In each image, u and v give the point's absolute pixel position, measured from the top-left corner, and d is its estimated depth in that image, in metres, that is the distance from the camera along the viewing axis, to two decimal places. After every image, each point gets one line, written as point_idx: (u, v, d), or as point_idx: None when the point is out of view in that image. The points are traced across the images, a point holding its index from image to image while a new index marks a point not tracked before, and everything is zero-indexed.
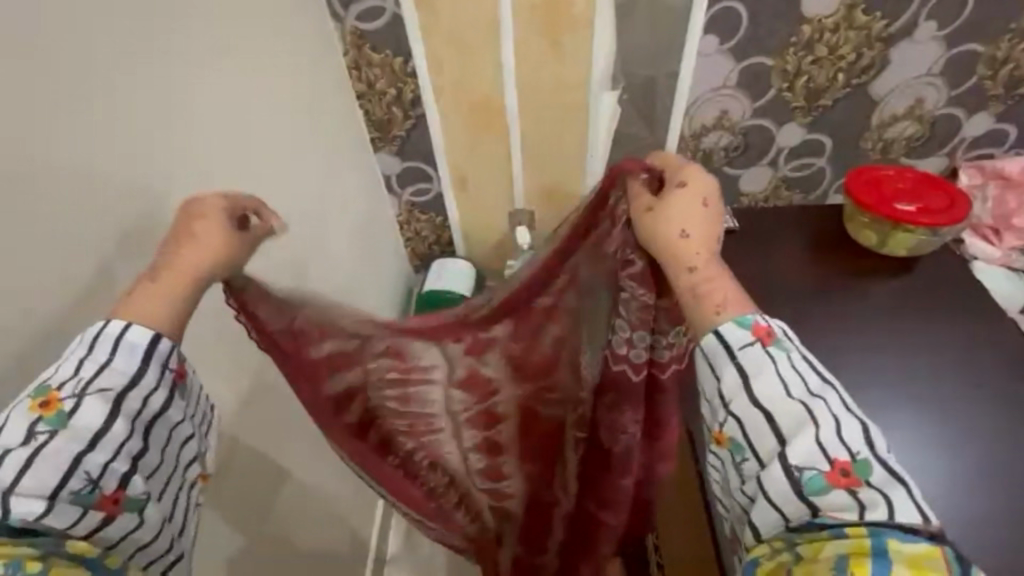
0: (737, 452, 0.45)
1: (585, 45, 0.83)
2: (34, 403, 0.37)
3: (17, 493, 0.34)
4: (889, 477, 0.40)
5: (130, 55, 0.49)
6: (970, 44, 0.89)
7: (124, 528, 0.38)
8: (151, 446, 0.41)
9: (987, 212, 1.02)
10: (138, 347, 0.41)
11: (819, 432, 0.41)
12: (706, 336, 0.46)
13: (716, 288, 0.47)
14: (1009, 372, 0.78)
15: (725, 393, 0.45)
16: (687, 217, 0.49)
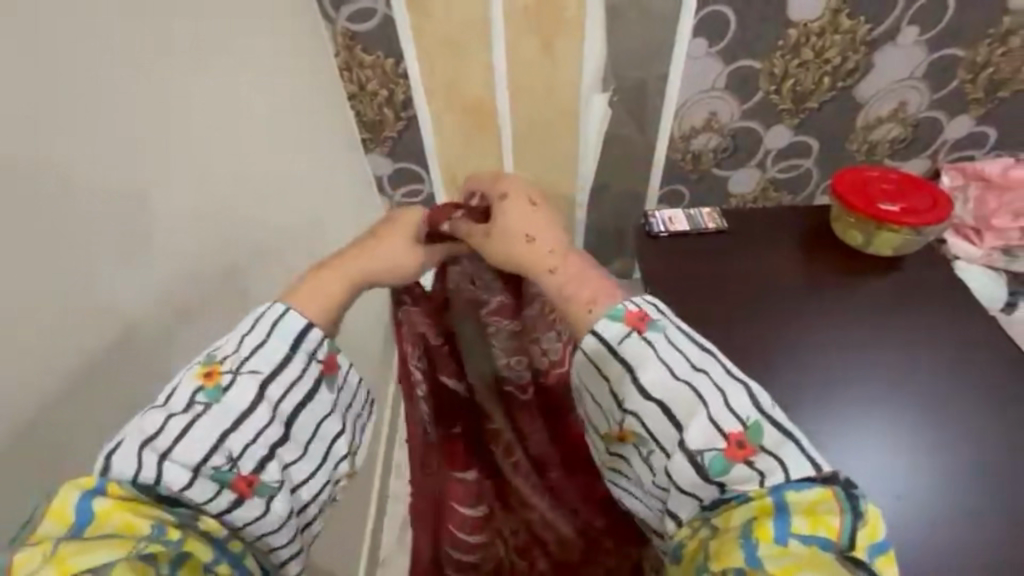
0: (643, 446, 0.49)
1: (575, 49, 0.86)
2: (201, 372, 0.46)
3: (172, 459, 0.42)
4: (781, 436, 0.45)
5: (129, 58, 0.47)
6: (951, 49, 0.91)
7: (251, 514, 0.45)
8: (289, 437, 0.48)
9: (968, 213, 1.05)
10: (290, 335, 0.48)
11: (708, 410, 0.46)
12: (587, 337, 0.50)
13: (580, 284, 0.53)
14: (990, 369, 0.80)
15: (620, 394, 0.49)
16: (530, 225, 0.56)
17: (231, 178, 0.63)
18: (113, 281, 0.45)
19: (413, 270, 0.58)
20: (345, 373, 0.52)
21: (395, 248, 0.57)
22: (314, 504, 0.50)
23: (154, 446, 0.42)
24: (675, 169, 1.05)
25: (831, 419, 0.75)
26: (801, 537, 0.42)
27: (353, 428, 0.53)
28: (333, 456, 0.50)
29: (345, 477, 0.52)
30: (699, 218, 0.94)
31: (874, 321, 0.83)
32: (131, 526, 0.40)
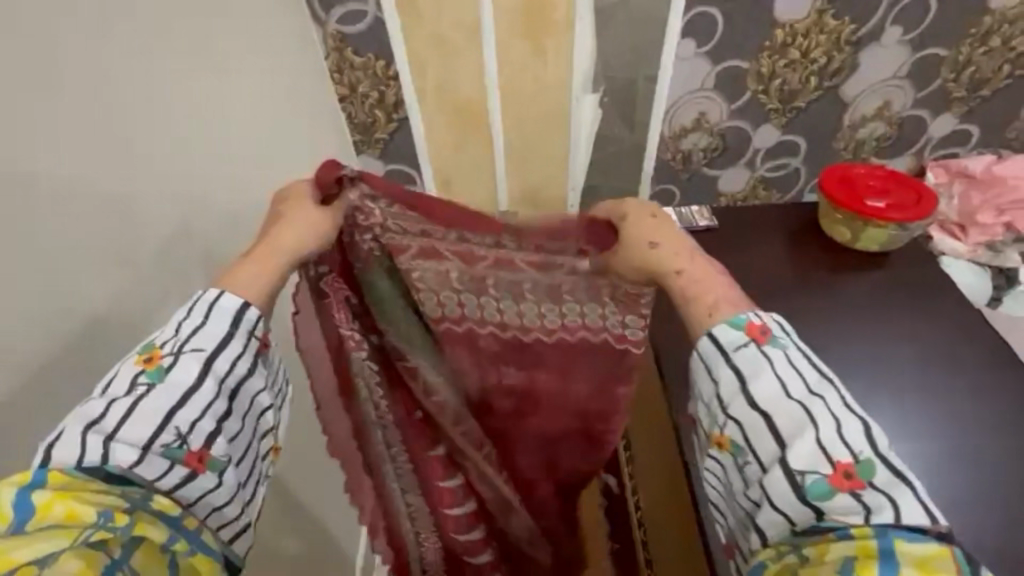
0: (738, 455, 0.54)
1: (566, 49, 0.86)
2: (142, 359, 0.53)
3: (119, 440, 0.49)
4: (890, 477, 0.49)
5: (95, 58, 0.49)
6: (934, 48, 0.93)
7: (203, 486, 0.52)
8: (233, 410, 0.55)
9: (953, 209, 1.06)
10: (227, 316, 0.55)
11: (819, 434, 0.50)
12: (702, 339, 0.57)
13: (710, 293, 0.60)
14: (975, 362, 0.81)
15: (726, 399, 0.55)
16: (659, 236, 0.65)
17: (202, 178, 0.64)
18: (80, 282, 0.51)
19: (326, 227, 0.63)
20: (273, 352, 0.60)
21: (308, 217, 0.62)
22: (252, 480, 0.58)
23: (100, 430, 0.49)
24: (666, 168, 1.06)
25: None
26: None
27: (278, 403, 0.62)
28: (262, 428, 0.59)
29: (271, 450, 0.61)
30: (689, 216, 0.94)
31: (859, 316, 0.84)
32: (73, 515, 0.45)
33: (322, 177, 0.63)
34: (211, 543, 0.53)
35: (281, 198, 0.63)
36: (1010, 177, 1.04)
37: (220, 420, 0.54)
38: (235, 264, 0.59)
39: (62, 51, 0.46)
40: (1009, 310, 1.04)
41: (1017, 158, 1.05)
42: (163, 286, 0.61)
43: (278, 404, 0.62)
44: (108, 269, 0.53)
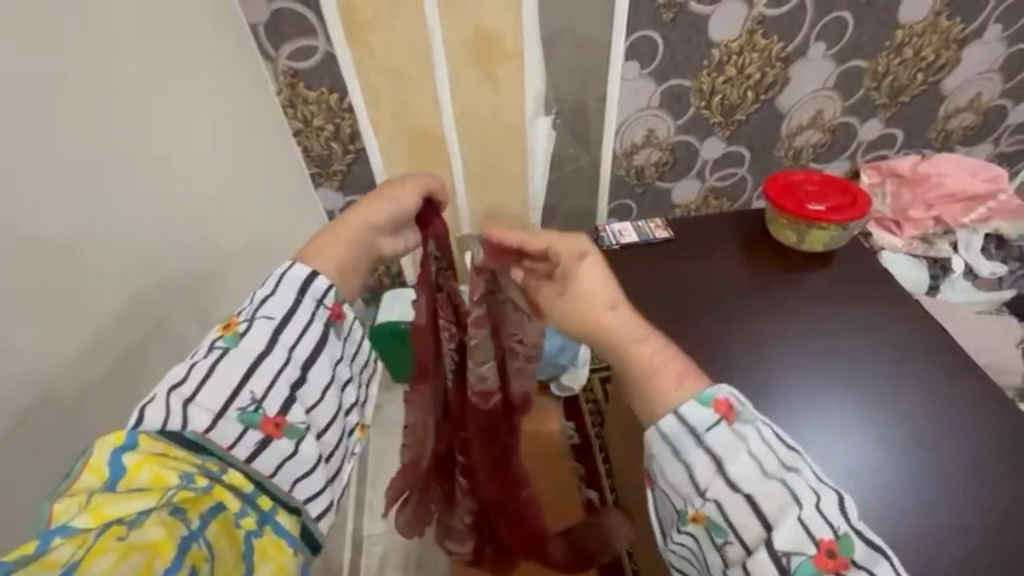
0: (717, 534, 0.44)
1: (517, 75, 0.88)
2: (221, 326, 0.48)
3: (196, 403, 0.43)
4: (871, 549, 0.41)
5: (52, 100, 0.46)
6: (854, 61, 1.00)
7: (282, 454, 0.45)
8: (307, 380, 0.49)
9: (886, 207, 1.14)
10: (298, 281, 0.50)
11: (801, 511, 0.41)
12: (666, 417, 0.47)
13: (668, 371, 0.50)
14: (931, 343, 0.83)
15: (698, 479, 0.45)
16: (608, 297, 0.53)
17: (163, 215, 0.61)
18: (41, 350, 0.44)
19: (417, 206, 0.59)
20: (349, 324, 0.54)
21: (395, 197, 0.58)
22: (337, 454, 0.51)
23: (180, 393, 0.43)
24: (621, 183, 1.12)
25: (801, 408, 0.76)
26: None
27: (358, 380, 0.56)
28: (345, 402, 0.53)
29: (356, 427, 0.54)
30: (648, 232, 0.99)
31: (818, 309, 0.87)
32: (160, 478, 0.37)
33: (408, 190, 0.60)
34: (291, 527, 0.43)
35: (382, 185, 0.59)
36: (934, 175, 1.11)
37: (296, 389, 0.48)
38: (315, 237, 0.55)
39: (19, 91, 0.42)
40: (946, 297, 1.11)
41: (939, 156, 1.14)
42: (131, 335, 0.56)
43: (354, 378, 0.55)
44: (63, 336, 0.47)
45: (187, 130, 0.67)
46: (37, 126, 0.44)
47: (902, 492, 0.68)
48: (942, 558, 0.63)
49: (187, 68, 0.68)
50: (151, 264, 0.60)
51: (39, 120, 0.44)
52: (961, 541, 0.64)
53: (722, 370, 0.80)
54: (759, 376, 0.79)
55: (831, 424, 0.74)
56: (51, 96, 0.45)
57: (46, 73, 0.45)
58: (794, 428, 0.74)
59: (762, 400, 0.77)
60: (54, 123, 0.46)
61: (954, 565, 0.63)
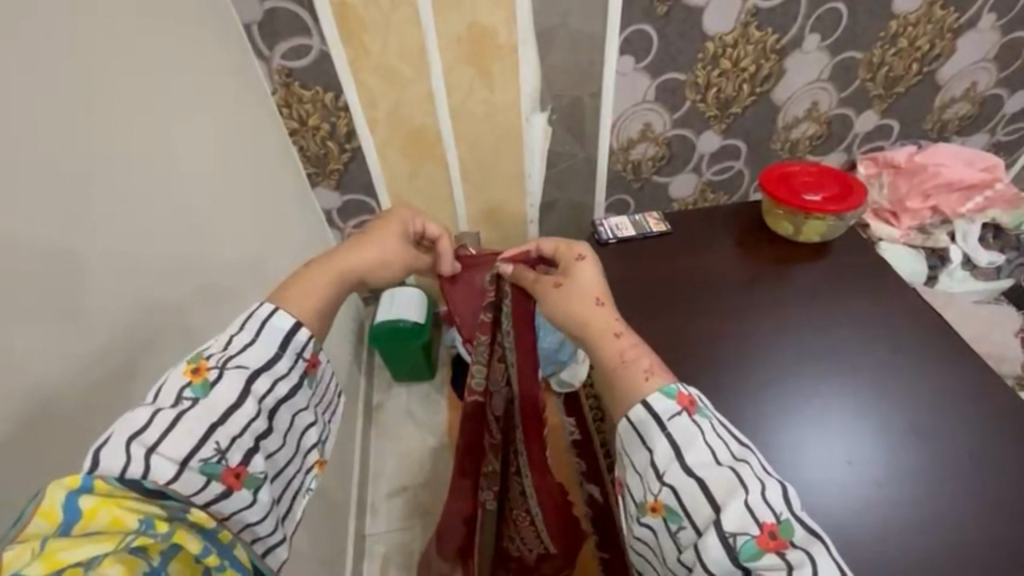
0: (673, 520, 0.45)
1: (512, 70, 0.90)
2: (189, 370, 0.47)
3: (159, 453, 0.42)
4: (811, 534, 0.41)
5: (44, 104, 0.45)
6: (850, 52, 0.99)
7: (239, 503, 0.45)
8: (273, 428, 0.50)
9: (884, 198, 1.14)
10: (279, 331, 0.51)
11: (748, 496, 0.42)
12: (635, 407, 0.48)
13: (641, 354, 0.52)
14: (930, 333, 0.83)
15: (658, 464, 0.46)
16: (598, 292, 0.58)
17: (159, 217, 0.60)
18: (42, 361, 0.44)
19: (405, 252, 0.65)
20: (323, 370, 0.56)
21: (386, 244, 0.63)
22: (290, 495, 0.51)
23: (142, 441, 0.42)
24: (618, 180, 1.11)
25: (799, 400, 0.76)
26: None
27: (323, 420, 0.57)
28: (305, 443, 0.53)
29: (316, 464, 0.55)
30: (643, 223, 1.00)
31: (816, 300, 0.87)
32: (118, 521, 0.37)
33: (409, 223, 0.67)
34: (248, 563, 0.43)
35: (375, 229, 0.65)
36: (931, 164, 1.11)
37: (261, 439, 0.48)
38: (290, 279, 0.56)
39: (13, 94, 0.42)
40: (945, 287, 1.11)
41: (935, 146, 1.14)
42: (134, 339, 0.55)
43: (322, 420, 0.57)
44: (65, 347, 0.46)
45: (181, 131, 0.66)
46: (30, 131, 0.44)
47: (900, 483, 0.68)
48: (941, 546, 0.63)
49: (180, 70, 0.67)
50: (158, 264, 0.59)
51: (30, 125, 0.44)
52: (960, 535, 0.64)
53: (720, 362, 0.80)
54: (760, 368, 0.79)
55: (829, 416, 0.74)
56: (41, 100, 0.45)
57: (38, 72, 0.45)
58: (794, 419, 0.74)
59: (763, 390, 0.77)
60: (48, 123, 0.46)
61: (954, 553, 0.63)
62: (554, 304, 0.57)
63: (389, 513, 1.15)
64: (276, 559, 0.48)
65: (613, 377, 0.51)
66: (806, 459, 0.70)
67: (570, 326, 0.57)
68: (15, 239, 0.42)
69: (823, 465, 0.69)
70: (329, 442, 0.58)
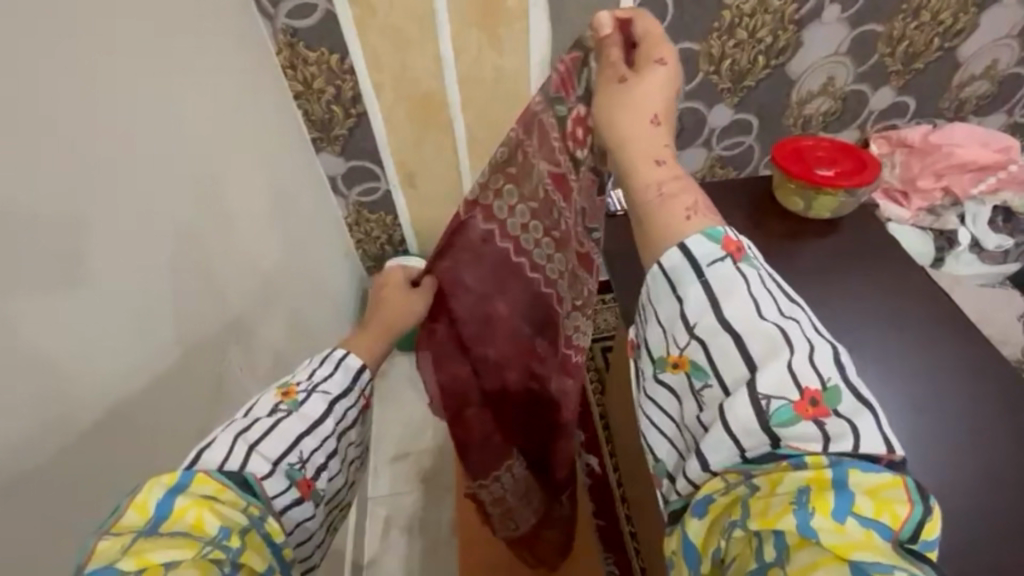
0: (699, 378, 0.41)
1: (522, 36, 0.87)
2: (279, 391, 0.49)
3: (258, 452, 0.44)
4: (860, 404, 0.37)
5: (47, 59, 0.45)
6: (870, 25, 0.97)
7: (303, 514, 0.46)
8: (340, 452, 0.50)
9: (895, 177, 1.13)
10: (355, 369, 0.52)
11: (792, 357, 0.38)
12: (669, 251, 0.42)
13: (685, 190, 0.45)
14: (934, 312, 0.83)
15: (689, 316, 0.41)
16: (663, 108, 0.47)
17: (165, 177, 0.60)
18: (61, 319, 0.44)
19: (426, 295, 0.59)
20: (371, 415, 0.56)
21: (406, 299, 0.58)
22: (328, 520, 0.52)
23: (244, 440, 0.44)
24: None
25: None
26: (860, 518, 0.33)
27: (363, 457, 0.58)
28: (349, 477, 0.54)
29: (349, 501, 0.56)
30: None
31: (823, 278, 0.87)
32: (203, 524, 0.38)
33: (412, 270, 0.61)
34: None
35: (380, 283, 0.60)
36: (945, 144, 1.09)
37: (331, 459, 0.49)
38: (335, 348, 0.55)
39: (18, 51, 0.42)
40: (951, 269, 1.10)
41: (952, 126, 1.12)
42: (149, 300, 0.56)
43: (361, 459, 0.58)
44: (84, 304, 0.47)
45: (185, 90, 0.65)
46: (35, 89, 0.43)
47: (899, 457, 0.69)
48: None
49: (183, 28, 0.66)
50: (169, 225, 0.60)
51: (38, 81, 0.43)
52: (955, 509, 0.65)
53: None
54: None
55: None
56: (44, 57, 0.44)
57: (41, 21, 0.44)
58: None
59: None
60: (50, 75, 0.45)
61: (950, 525, 0.64)
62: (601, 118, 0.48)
63: (394, 477, 1.17)
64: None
65: (641, 205, 0.46)
66: None
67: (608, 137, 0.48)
68: (30, 194, 0.42)
69: None
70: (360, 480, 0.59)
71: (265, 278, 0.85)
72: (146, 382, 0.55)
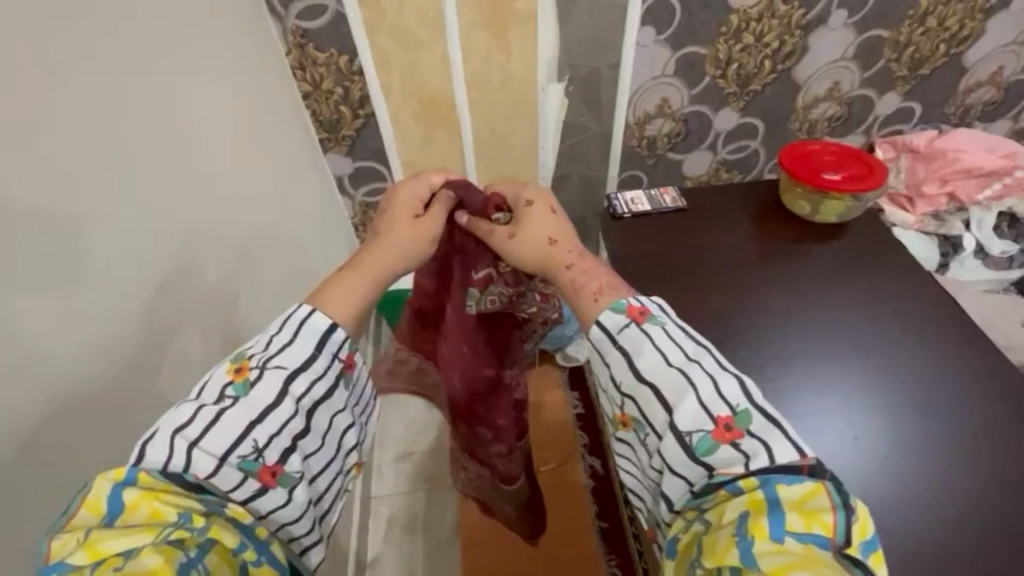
0: (641, 431, 0.47)
1: (530, 36, 0.88)
2: (232, 368, 0.48)
3: (201, 448, 0.43)
4: (770, 423, 0.42)
5: (54, 52, 0.45)
6: (876, 30, 0.97)
7: (274, 501, 0.45)
8: (310, 429, 0.49)
9: (901, 182, 1.13)
10: (314, 335, 0.50)
11: (698, 393, 0.43)
12: (592, 328, 0.50)
13: (593, 279, 0.53)
14: (939, 317, 0.83)
15: (617, 378, 0.48)
16: (554, 231, 0.58)
17: (173, 175, 0.60)
18: (69, 312, 0.45)
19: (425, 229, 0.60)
20: (359, 372, 0.54)
21: (404, 229, 0.59)
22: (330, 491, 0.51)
23: (184, 436, 0.43)
24: (633, 155, 1.11)
25: (804, 376, 0.77)
26: (796, 535, 0.38)
27: (359, 421, 0.56)
28: (341, 446, 0.53)
29: (353, 466, 0.55)
30: (658, 199, 0.99)
31: (828, 283, 0.87)
32: (158, 514, 0.40)
33: (413, 195, 0.62)
34: (281, 558, 0.45)
35: (383, 209, 0.61)
36: (950, 150, 1.09)
37: (299, 438, 0.48)
38: (327, 280, 0.54)
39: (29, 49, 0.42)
40: (956, 275, 1.10)
41: (956, 131, 1.12)
42: (154, 296, 0.57)
43: (360, 422, 0.56)
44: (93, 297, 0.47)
45: (195, 89, 0.66)
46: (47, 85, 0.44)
47: (901, 460, 0.69)
48: (934, 524, 0.64)
49: (194, 28, 0.67)
50: (176, 222, 0.60)
51: (49, 80, 0.44)
52: (957, 513, 0.65)
53: (728, 338, 0.81)
54: (770, 347, 0.80)
55: (834, 395, 0.75)
56: (56, 57, 0.45)
57: (57, 22, 0.45)
58: (800, 395, 0.75)
59: (767, 366, 0.78)
60: (60, 71, 0.45)
61: (952, 529, 0.64)
62: (517, 258, 0.58)
63: (395, 477, 1.17)
64: (311, 560, 0.50)
65: (580, 310, 0.52)
66: (808, 436, 0.71)
67: (526, 268, 0.58)
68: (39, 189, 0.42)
69: (828, 441, 0.70)
70: (366, 439, 0.57)
71: (268, 275, 0.85)
72: (149, 375, 0.55)
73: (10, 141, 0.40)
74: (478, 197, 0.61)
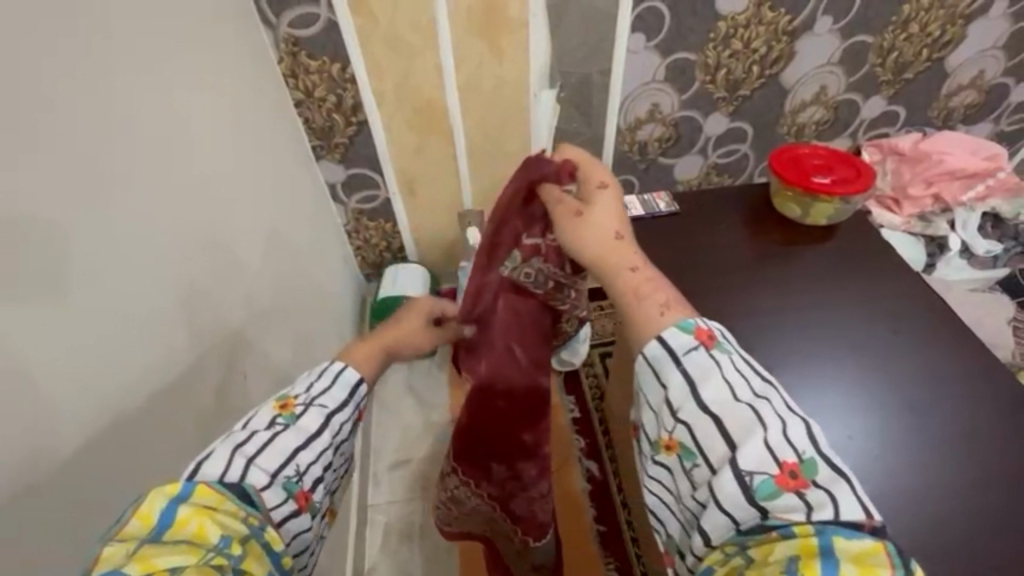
0: (688, 459, 0.44)
1: (522, 40, 0.88)
2: (278, 404, 0.48)
3: (257, 466, 0.43)
4: (837, 475, 0.39)
5: (49, 63, 0.45)
6: (861, 36, 0.99)
7: (302, 525, 0.45)
8: (332, 464, 0.49)
9: (887, 184, 1.15)
10: (349, 385, 0.51)
11: (768, 435, 0.40)
12: (651, 343, 0.47)
13: (658, 291, 0.50)
14: (928, 316, 0.84)
15: (673, 402, 0.45)
16: (618, 223, 0.55)
17: (168, 184, 0.60)
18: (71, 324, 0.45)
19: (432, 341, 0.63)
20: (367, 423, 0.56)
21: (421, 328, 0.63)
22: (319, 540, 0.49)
23: (243, 453, 0.43)
24: (625, 159, 1.12)
25: (798, 377, 0.77)
26: None
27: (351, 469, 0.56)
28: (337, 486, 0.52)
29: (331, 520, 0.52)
30: (652, 203, 1.00)
31: (819, 284, 0.88)
32: (204, 533, 0.37)
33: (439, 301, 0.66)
34: None
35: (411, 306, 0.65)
36: (935, 153, 1.11)
37: (327, 470, 0.48)
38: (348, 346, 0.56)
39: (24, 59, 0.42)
40: (942, 274, 1.12)
41: (939, 134, 1.14)
42: (155, 305, 0.56)
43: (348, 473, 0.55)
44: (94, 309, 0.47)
45: (189, 97, 0.66)
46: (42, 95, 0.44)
47: (895, 458, 0.70)
48: (929, 521, 0.65)
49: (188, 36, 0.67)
50: (172, 231, 0.60)
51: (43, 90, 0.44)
52: (950, 509, 0.66)
53: None
54: (762, 349, 0.80)
55: (829, 395, 0.75)
56: (50, 68, 0.45)
57: (52, 31, 0.45)
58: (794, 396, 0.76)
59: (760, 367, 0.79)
60: (54, 83, 0.45)
61: (946, 525, 0.65)
62: (571, 244, 0.55)
63: (392, 484, 1.17)
64: None
65: (639, 316, 0.49)
66: None
67: (581, 257, 0.55)
68: (35, 199, 0.42)
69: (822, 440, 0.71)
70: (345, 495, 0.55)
71: (265, 283, 0.85)
72: (150, 386, 0.55)
73: (7, 152, 0.40)
74: (551, 168, 0.61)
